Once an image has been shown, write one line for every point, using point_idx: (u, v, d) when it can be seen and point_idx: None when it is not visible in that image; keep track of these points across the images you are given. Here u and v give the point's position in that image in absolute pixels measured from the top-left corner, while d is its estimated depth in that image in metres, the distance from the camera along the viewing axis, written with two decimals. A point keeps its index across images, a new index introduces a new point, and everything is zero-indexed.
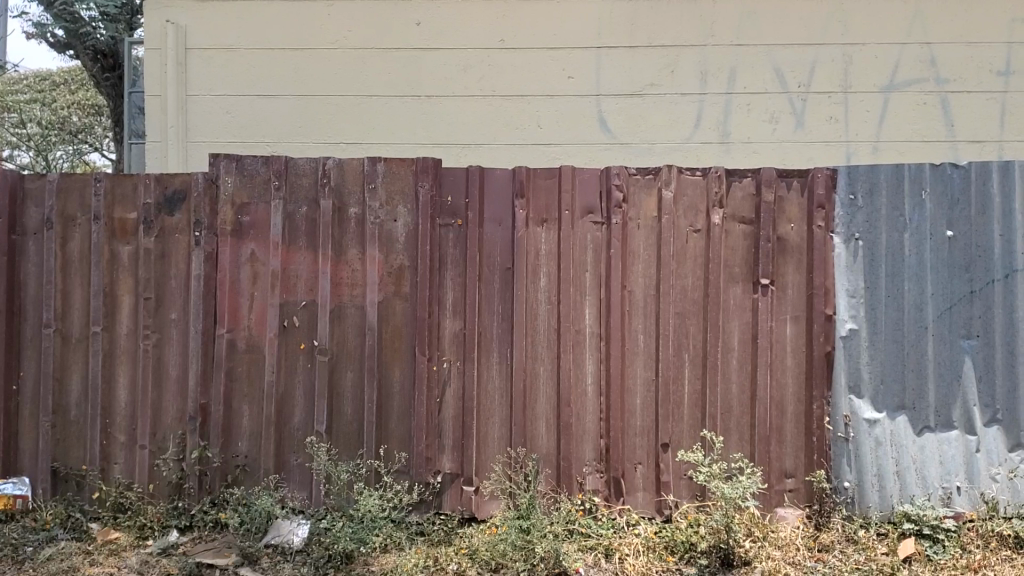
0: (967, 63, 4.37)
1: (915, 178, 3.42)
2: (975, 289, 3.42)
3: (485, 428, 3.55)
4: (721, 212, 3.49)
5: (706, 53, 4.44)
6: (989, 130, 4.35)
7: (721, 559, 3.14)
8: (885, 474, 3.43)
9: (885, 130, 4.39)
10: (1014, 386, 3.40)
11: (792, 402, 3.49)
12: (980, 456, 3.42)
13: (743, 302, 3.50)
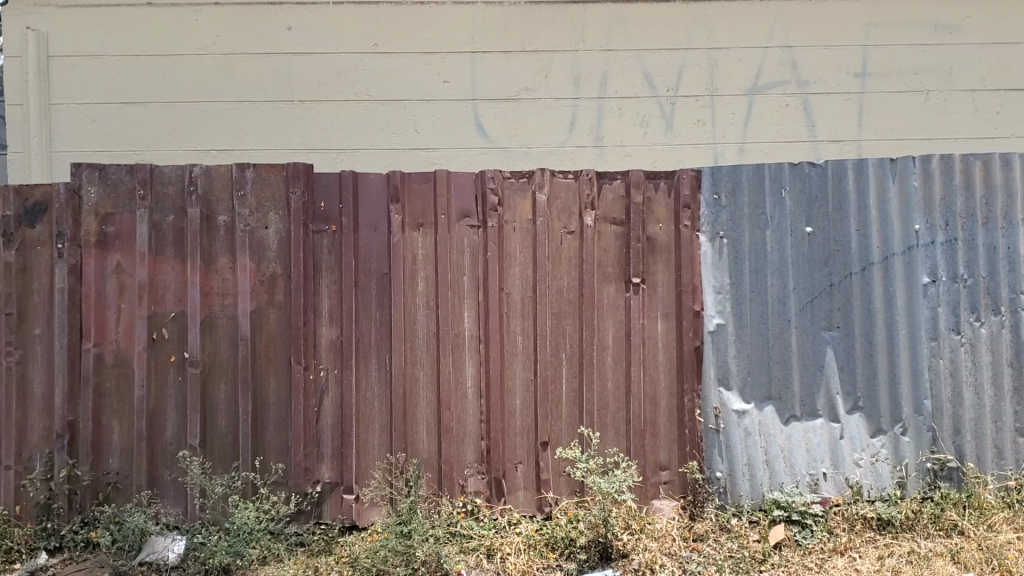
0: (825, 66, 4.54)
1: (775, 177, 3.55)
2: (834, 282, 3.55)
3: (364, 435, 3.53)
4: (593, 213, 3.56)
5: (578, 58, 4.51)
6: (847, 130, 4.54)
7: (600, 553, 3.21)
8: (755, 464, 3.54)
9: (749, 132, 4.53)
10: (874, 375, 3.54)
11: (664, 396, 3.58)
12: (844, 443, 3.55)
13: (616, 300, 3.56)
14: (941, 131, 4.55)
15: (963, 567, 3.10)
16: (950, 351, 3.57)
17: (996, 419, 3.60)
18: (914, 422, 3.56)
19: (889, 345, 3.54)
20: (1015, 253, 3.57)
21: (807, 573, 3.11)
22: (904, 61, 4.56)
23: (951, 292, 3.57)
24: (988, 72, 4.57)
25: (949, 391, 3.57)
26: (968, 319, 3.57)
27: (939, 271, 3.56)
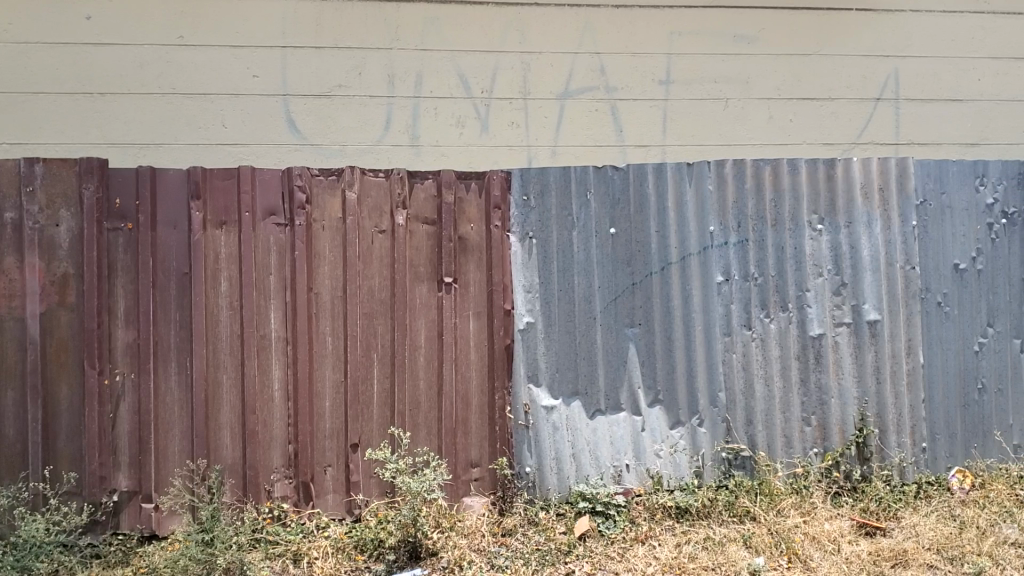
0: (631, 72, 4.69)
1: (581, 180, 3.64)
2: (636, 280, 3.68)
3: (164, 441, 3.42)
4: (404, 212, 3.55)
5: (392, 57, 4.49)
6: (653, 134, 4.71)
7: (409, 552, 3.20)
8: (562, 458, 3.63)
9: (562, 135, 4.64)
10: (672, 369, 3.69)
11: (475, 394, 3.60)
12: (646, 435, 3.69)
13: (428, 300, 3.57)
14: (740, 138, 4.79)
15: (754, 551, 3.28)
16: (742, 346, 3.75)
17: (784, 410, 3.80)
18: (709, 413, 3.74)
19: (685, 338, 3.71)
20: (801, 254, 3.78)
21: (610, 562, 3.20)
22: (705, 69, 4.75)
23: (743, 291, 3.75)
24: (781, 82, 4.83)
25: (741, 384, 3.76)
26: (758, 315, 3.76)
27: (731, 270, 3.74)
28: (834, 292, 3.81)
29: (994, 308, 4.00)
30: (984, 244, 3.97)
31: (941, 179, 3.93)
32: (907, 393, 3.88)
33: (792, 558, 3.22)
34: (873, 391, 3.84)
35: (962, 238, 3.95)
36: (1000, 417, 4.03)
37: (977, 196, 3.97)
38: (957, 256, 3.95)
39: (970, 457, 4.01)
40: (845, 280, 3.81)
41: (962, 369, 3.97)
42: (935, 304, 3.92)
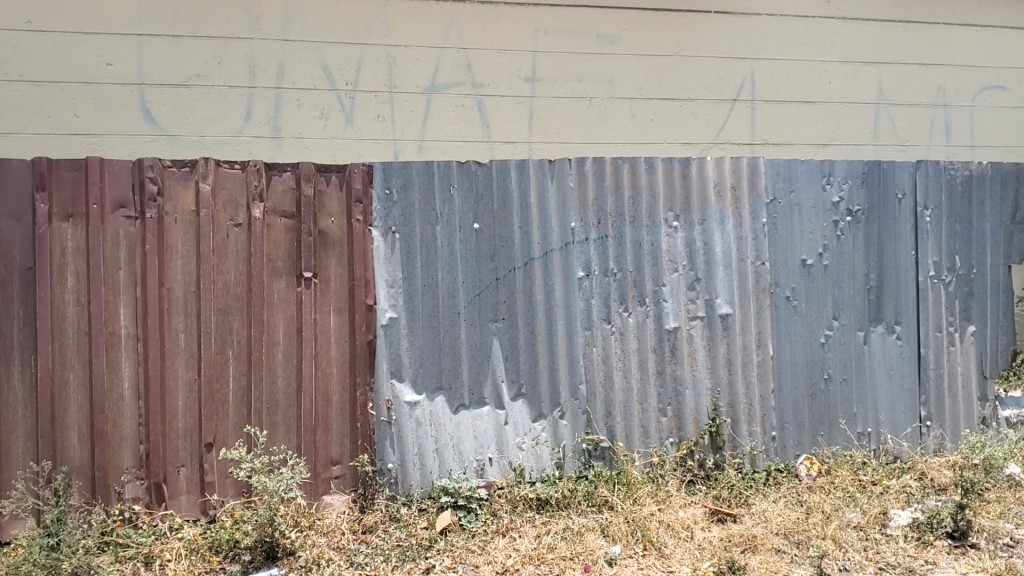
0: (497, 68, 4.70)
1: (444, 174, 3.62)
2: (500, 276, 3.70)
3: (7, 443, 3.28)
4: (261, 206, 3.47)
5: (253, 47, 4.39)
6: (518, 131, 4.75)
7: (265, 552, 3.14)
8: (425, 454, 3.62)
9: (428, 130, 4.63)
10: (535, 362, 3.73)
11: (336, 390, 3.57)
12: (509, 428, 3.72)
13: (287, 295, 3.51)
14: (603, 135, 4.88)
15: (612, 540, 3.35)
16: (602, 339, 3.82)
17: (642, 402, 3.89)
18: (570, 406, 3.80)
19: (547, 333, 3.75)
20: (657, 250, 3.88)
21: (470, 556, 3.22)
22: (569, 67, 4.81)
23: (603, 286, 3.82)
24: (643, 82, 4.93)
25: (601, 377, 3.83)
26: (617, 310, 3.84)
27: (592, 266, 3.80)
28: (689, 287, 3.93)
29: (839, 302, 4.16)
30: (830, 240, 4.13)
31: (790, 177, 4.06)
32: (758, 383, 4.03)
33: (648, 546, 3.30)
34: (725, 382, 3.99)
35: (810, 234, 4.10)
36: (846, 406, 4.20)
37: (824, 195, 4.11)
38: (805, 252, 4.10)
39: (817, 445, 4.18)
40: (699, 275, 3.93)
41: (810, 361, 4.13)
42: (784, 298, 4.07)
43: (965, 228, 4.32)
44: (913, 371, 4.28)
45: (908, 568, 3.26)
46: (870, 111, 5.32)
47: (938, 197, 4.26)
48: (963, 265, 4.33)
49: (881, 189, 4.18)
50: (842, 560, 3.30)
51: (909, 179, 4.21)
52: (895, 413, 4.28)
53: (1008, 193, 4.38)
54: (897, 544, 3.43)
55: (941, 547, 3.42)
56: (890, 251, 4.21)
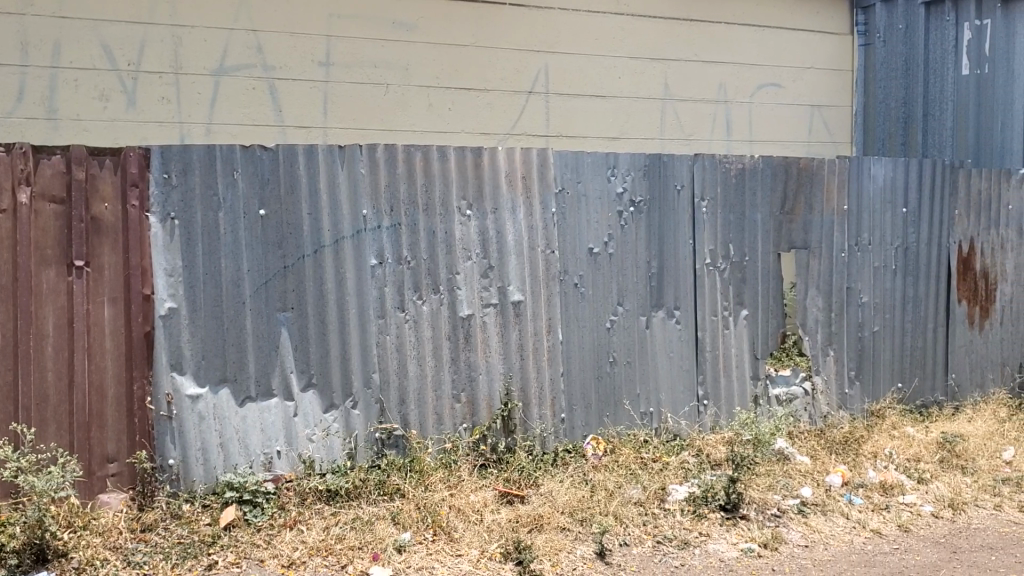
0: (289, 52, 4.61)
1: (226, 159, 3.52)
2: (287, 265, 3.62)
3: None
4: (28, 190, 3.27)
5: (25, 23, 4.10)
6: (312, 116, 4.68)
7: (34, 555, 2.99)
8: (209, 448, 3.53)
9: (216, 113, 4.49)
10: (325, 352, 3.70)
11: (112, 385, 3.40)
12: (298, 420, 3.67)
13: (57, 285, 3.31)
14: (399, 123, 4.87)
15: (401, 527, 3.36)
16: (395, 328, 3.82)
17: (435, 389, 3.91)
18: (362, 395, 3.78)
19: (338, 322, 3.72)
20: (450, 238, 3.90)
21: (254, 550, 3.18)
22: (364, 53, 4.77)
23: (396, 274, 3.81)
24: (440, 71, 4.95)
25: (394, 365, 3.82)
26: (410, 297, 3.84)
27: (384, 253, 3.78)
28: (482, 275, 3.98)
29: (623, 289, 4.32)
30: (615, 229, 4.28)
31: (577, 169, 4.16)
32: (547, 367, 4.14)
33: (437, 531, 3.35)
34: (516, 367, 4.07)
35: (596, 224, 4.23)
36: (630, 388, 4.37)
37: (609, 185, 4.24)
38: (591, 241, 4.23)
39: (603, 426, 4.32)
40: (491, 263, 3.99)
41: (596, 345, 4.27)
42: (572, 285, 4.19)
43: (738, 218, 4.56)
44: (691, 353, 4.50)
45: (683, 540, 3.44)
46: (655, 105, 5.53)
47: (713, 189, 4.48)
48: (736, 253, 4.58)
49: (662, 180, 4.36)
50: (622, 535, 3.44)
51: (687, 170, 4.41)
52: (675, 394, 4.48)
53: (778, 185, 4.65)
54: (674, 518, 3.60)
55: (714, 519, 3.62)
56: (670, 240, 4.40)
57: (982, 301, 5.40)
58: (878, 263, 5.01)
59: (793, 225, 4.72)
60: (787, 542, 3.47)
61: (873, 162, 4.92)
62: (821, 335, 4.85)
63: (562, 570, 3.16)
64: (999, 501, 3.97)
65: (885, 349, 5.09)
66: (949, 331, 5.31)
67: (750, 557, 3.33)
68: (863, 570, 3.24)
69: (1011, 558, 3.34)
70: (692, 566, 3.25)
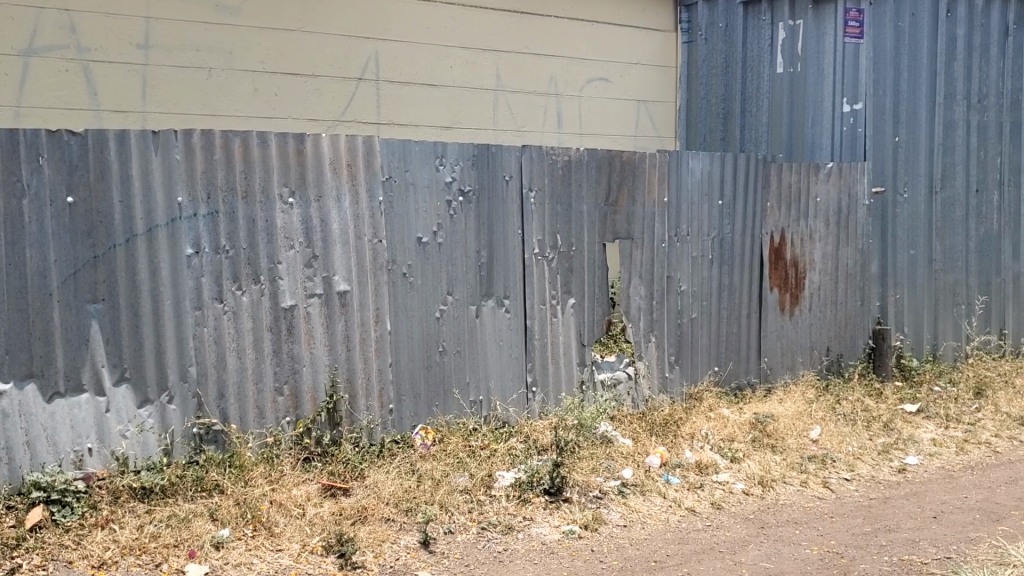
0: (105, 33, 4.40)
1: (31, 143, 3.34)
2: (98, 254, 3.47)
3: None
4: None
5: None
6: (130, 100, 4.50)
7: None
8: (13, 447, 3.36)
9: (26, 96, 4.25)
10: (139, 344, 3.57)
11: None
12: (109, 415, 3.54)
13: None
14: (223, 109, 4.75)
15: (220, 523, 3.29)
16: (214, 319, 3.73)
17: (257, 381, 3.84)
18: (178, 389, 3.67)
19: (154, 314, 3.60)
20: (272, 227, 3.83)
21: (63, 552, 3.05)
22: (186, 35, 4.61)
23: (214, 263, 3.72)
24: (266, 55, 4.84)
25: (213, 358, 3.74)
26: (230, 288, 3.76)
27: (202, 242, 3.68)
28: (305, 264, 3.93)
29: (453, 278, 4.34)
30: (444, 218, 4.29)
31: (405, 158, 4.15)
32: (375, 358, 4.14)
33: (257, 526, 3.30)
34: (342, 357, 4.05)
35: (424, 213, 4.23)
36: (459, 376, 4.40)
37: (437, 174, 4.25)
38: (420, 230, 4.23)
39: (432, 415, 4.33)
40: (316, 252, 3.95)
41: (425, 334, 4.28)
42: (401, 275, 4.19)
43: (565, 209, 4.65)
44: (520, 341, 4.57)
45: (507, 525, 3.49)
46: (486, 95, 5.58)
47: (541, 179, 4.56)
48: (564, 243, 4.67)
49: (490, 171, 4.40)
50: (447, 523, 3.48)
51: (515, 162, 4.47)
52: (505, 381, 4.54)
53: (602, 177, 4.77)
54: (498, 503, 3.66)
55: (537, 503, 3.69)
56: (499, 230, 4.46)
57: (792, 289, 5.68)
58: (696, 253, 5.21)
59: (618, 216, 4.86)
60: (606, 523, 3.58)
61: (692, 156, 5.11)
62: (644, 322, 4.99)
63: (384, 561, 3.17)
64: (805, 478, 4.19)
65: (702, 335, 5.29)
66: (762, 317, 5.56)
67: (571, 539, 3.42)
68: (677, 547, 3.37)
69: (813, 531, 3.54)
70: (514, 550, 3.31)
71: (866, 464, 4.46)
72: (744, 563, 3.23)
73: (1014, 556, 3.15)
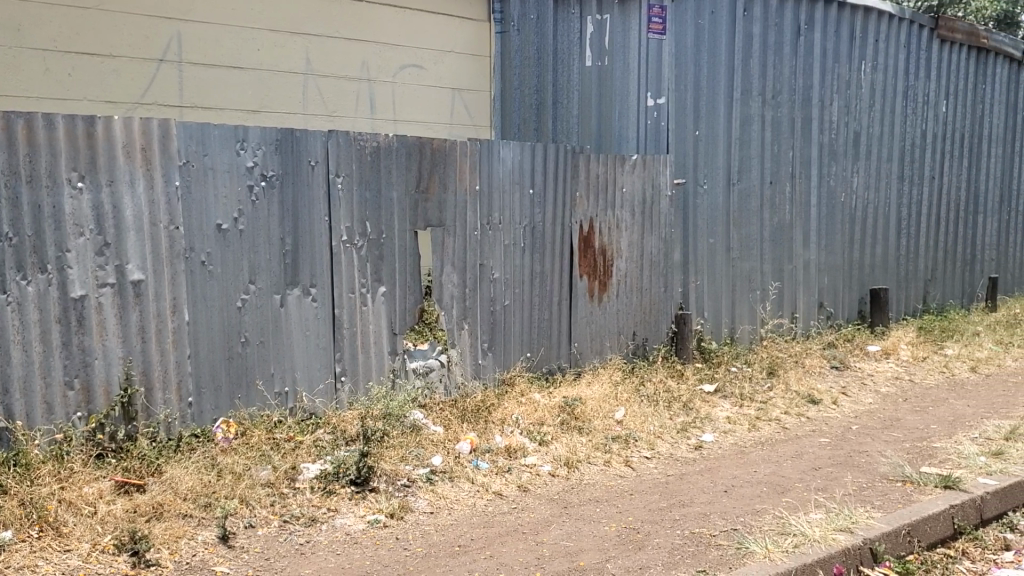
0: None
1: None
2: None
3: None
4: None
5: None
6: None
7: None
8: None
9: None
10: None
11: None
12: None
13: None
14: (11, 89, 4.49)
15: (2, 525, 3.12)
16: None
17: (45, 375, 3.66)
18: None
19: None
20: (60, 214, 3.65)
21: None
22: None
23: None
24: (58, 34, 4.60)
25: None
26: (13, 278, 3.56)
27: None
28: (96, 253, 3.76)
29: (255, 267, 4.25)
30: (245, 205, 4.19)
31: (203, 142, 4.03)
32: (172, 350, 4.01)
33: (44, 526, 3.14)
34: (137, 350, 3.90)
35: (224, 199, 4.12)
36: (262, 367, 4.31)
37: (238, 159, 4.15)
38: (220, 216, 4.12)
39: (234, 408, 4.23)
40: (107, 240, 3.78)
41: (225, 325, 4.18)
42: (199, 263, 4.07)
43: (374, 195, 4.62)
44: (328, 330, 4.52)
45: (310, 517, 3.47)
46: (294, 79, 5.43)
47: (348, 166, 4.52)
48: (373, 230, 4.64)
49: (294, 156, 4.33)
50: (248, 517, 3.42)
51: (321, 148, 4.42)
52: (311, 372, 4.48)
53: (412, 164, 4.76)
54: (303, 495, 3.62)
55: (343, 494, 3.67)
56: (304, 217, 4.39)
57: (601, 276, 5.83)
58: (507, 241, 5.28)
59: (428, 204, 4.86)
60: (413, 510, 3.60)
61: (502, 146, 5.17)
62: (456, 310, 5.03)
63: (180, 558, 3.10)
64: (608, 458, 4.33)
65: (514, 322, 5.36)
66: (572, 304, 5.69)
67: (376, 529, 3.43)
68: (481, 531, 3.43)
69: (612, 509, 3.66)
70: (317, 542, 3.29)
71: (666, 442, 4.65)
72: (545, 542, 3.31)
73: (795, 526, 3.36)
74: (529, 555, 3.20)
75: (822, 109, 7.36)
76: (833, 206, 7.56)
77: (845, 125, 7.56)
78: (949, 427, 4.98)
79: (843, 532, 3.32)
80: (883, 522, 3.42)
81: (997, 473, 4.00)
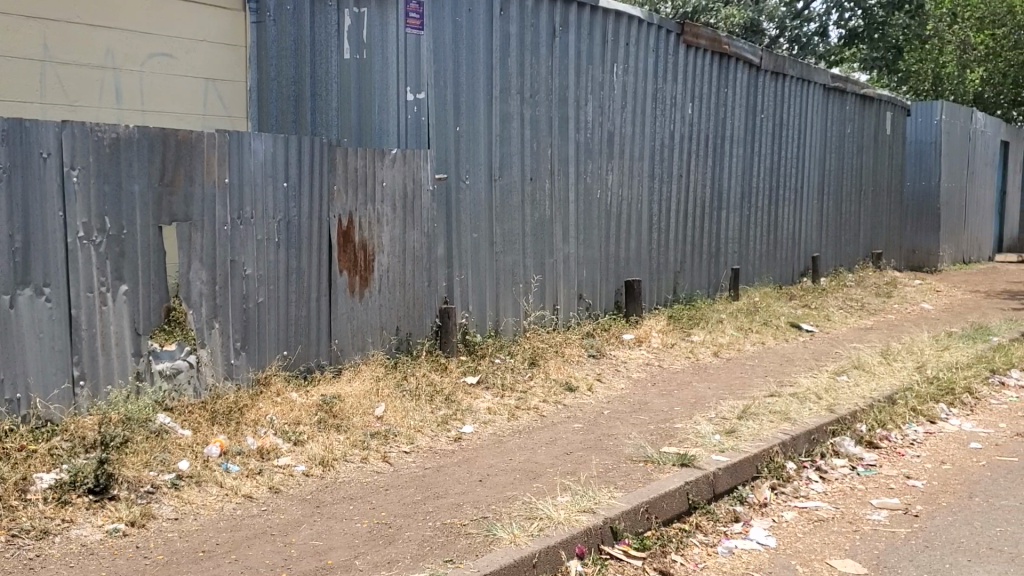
0: None
1: None
2: None
3: None
4: None
5: None
6: None
7: None
8: None
9: None
10: None
11: None
12: None
13: None
14: None
15: None
16: None
17: None
18: None
19: None
20: None
21: None
22: None
23: None
24: None
25: None
26: None
27: None
28: None
29: None
30: None
31: None
32: None
33: None
34: None
35: None
36: None
37: None
38: None
39: None
40: None
41: None
42: None
43: (113, 188, 4.41)
44: (64, 333, 4.27)
45: (42, 529, 3.28)
46: (29, 65, 5.10)
47: (85, 157, 4.30)
48: (113, 226, 4.42)
49: (23, 147, 4.08)
50: None
51: (53, 138, 4.19)
52: (47, 377, 4.21)
53: (156, 156, 4.59)
54: (33, 506, 3.41)
55: (79, 504, 3.49)
56: (36, 212, 4.14)
57: (361, 271, 5.81)
58: (260, 237, 5.16)
59: (174, 197, 4.69)
60: (156, 517, 3.48)
61: (253, 137, 5.06)
62: (206, 308, 4.87)
63: None
64: (366, 454, 4.34)
65: (270, 320, 5.24)
66: (331, 299, 5.63)
67: (114, 538, 3.29)
68: (228, 534, 3.35)
69: (365, 505, 3.67)
70: (48, 555, 3.12)
71: (425, 436, 4.70)
72: (294, 542, 3.28)
73: (541, 509, 3.48)
74: (276, 556, 3.15)
75: (578, 110, 7.62)
76: (590, 201, 7.84)
77: (600, 125, 7.86)
78: (690, 409, 5.29)
79: (586, 513, 3.46)
80: (624, 501, 3.59)
81: (728, 450, 4.29)
